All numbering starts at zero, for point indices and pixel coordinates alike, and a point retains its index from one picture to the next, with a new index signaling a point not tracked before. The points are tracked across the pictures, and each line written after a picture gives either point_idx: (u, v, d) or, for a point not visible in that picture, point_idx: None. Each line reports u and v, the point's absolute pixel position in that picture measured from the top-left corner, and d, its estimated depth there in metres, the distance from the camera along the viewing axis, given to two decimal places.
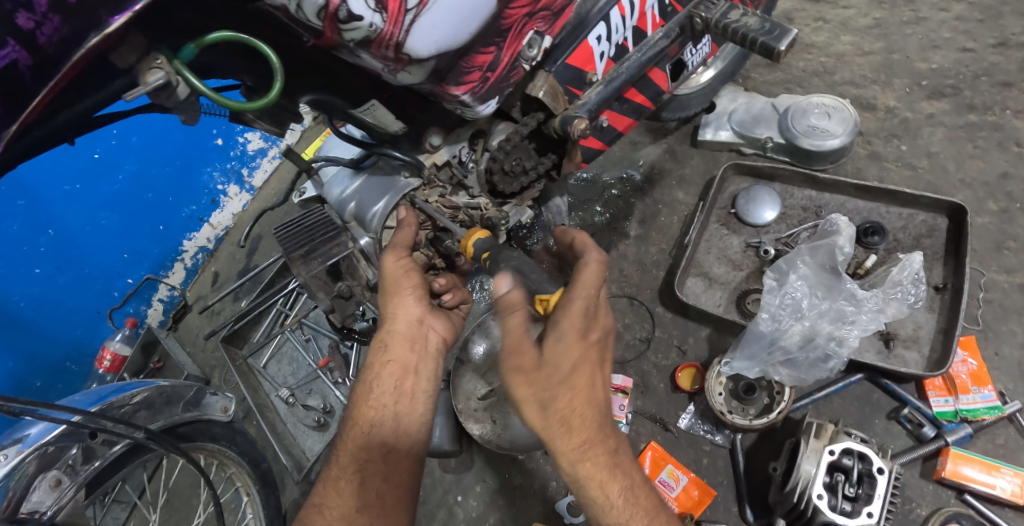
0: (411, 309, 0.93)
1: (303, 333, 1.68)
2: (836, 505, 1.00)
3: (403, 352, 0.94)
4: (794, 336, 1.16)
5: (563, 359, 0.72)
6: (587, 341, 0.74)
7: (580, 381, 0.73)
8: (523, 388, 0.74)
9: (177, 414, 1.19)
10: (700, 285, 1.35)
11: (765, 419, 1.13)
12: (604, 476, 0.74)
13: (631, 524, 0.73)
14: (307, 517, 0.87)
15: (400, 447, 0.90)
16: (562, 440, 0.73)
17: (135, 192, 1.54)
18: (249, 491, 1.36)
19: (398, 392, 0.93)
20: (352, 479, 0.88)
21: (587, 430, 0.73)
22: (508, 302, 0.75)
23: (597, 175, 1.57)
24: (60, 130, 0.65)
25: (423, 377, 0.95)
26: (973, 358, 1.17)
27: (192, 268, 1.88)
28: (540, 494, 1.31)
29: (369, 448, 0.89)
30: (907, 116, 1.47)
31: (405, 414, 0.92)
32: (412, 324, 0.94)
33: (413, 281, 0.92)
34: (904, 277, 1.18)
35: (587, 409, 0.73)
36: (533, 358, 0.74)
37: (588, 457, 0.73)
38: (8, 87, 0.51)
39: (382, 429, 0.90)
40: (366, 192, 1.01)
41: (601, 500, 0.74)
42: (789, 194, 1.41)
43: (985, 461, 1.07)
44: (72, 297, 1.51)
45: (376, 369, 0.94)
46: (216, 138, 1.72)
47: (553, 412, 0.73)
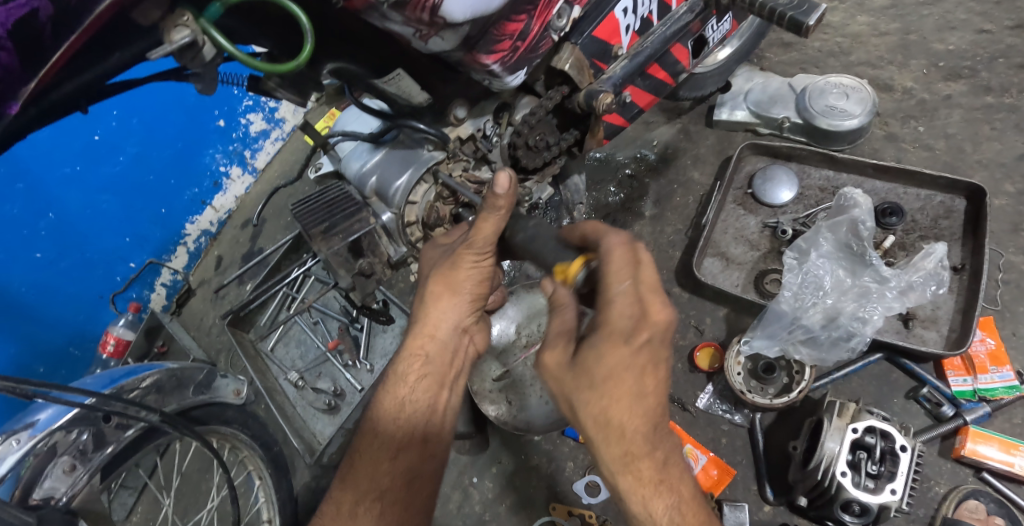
0: (459, 316, 0.87)
1: (310, 316, 1.66)
2: (859, 482, 1.00)
3: (440, 365, 0.87)
4: (815, 316, 1.15)
5: (599, 363, 0.67)
6: (631, 347, 0.66)
7: (620, 389, 0.66)
8: (557, 386, 0.73)
9: (188, 397, 1.16)
10: (717, 266, 1.34)
11: (785, 398, 1.13)
12: (647, 491, 0.68)
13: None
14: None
15: (425, 472, 0.83)
16: (602, 448, 0.68)
17: (137, 174, 1.51)
18: (261, 474, 1.35)
19: (430, 411, 0.85)
20: (373, 508, 0.79)
21: (630, 443, 0.67)
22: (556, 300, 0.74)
23: (611, 154, 1.55)
24: (69, 100, 0.60)
25: (454, 392, 0.88)
26: (992, 337, 1.17)
27: (195, 251, 1.85)
28: (556, 476, 1.31)
29: (392, 475, 0.81)
30: (924, 98, 1.46)
31: (435, 434, 0.85)
32: (456, 332, 0.87)
33: (478, 289, 0.85)
34: (927, 263, 1.16)
35: (629, 420, 0.66)
36: (565, 355, 0.72)
37: (631, 469, 0.68)
38: (28, 40, 0.46)
39: (409, 454, 0.82)
40: (387, 166, 0.99)
41: (643, 516, 0.68)
42: (806, 174, 1.40)
43: (1003, 439, 1.08)
44: (74, 281, 1.48)
45: (408, 382, 0.85)
46: (218, 119, 1.68)
47: (589, 418, 0.68)
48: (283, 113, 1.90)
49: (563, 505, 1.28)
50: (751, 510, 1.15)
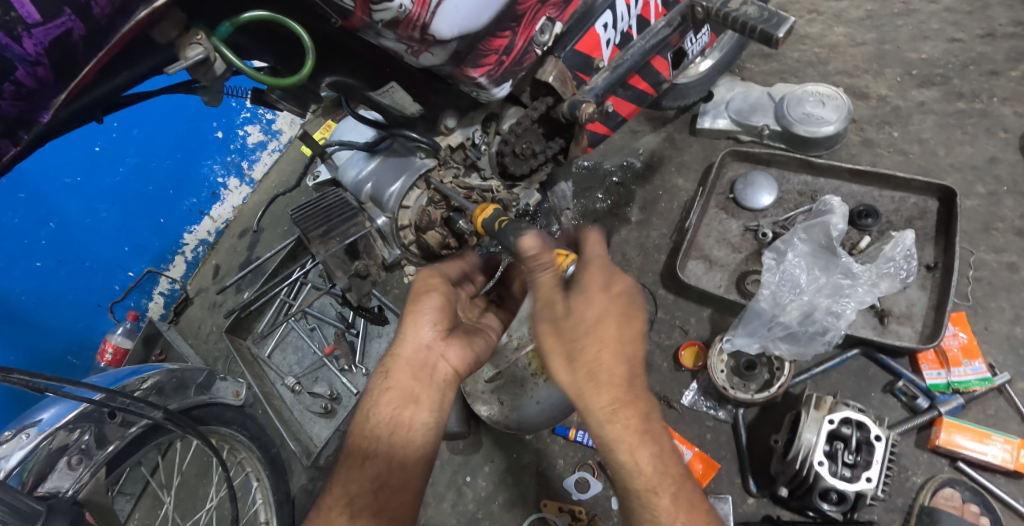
0: (422, 332, 0.89)
1: (307, 322, 1.72)
2: (836, 472, 1.05)
3: (405, 379, 0.87)
4: (793, 313, 1.20)
5: (589, 309, 0.76)
6: (609, 295, 0.77)
7: (608, 333, 0.75)
8: (553, 341, 0.78)
9: (190, 397, 1.21)
10: (701, 268, 1.39)
11: (766, 393, 1.17)
12: (635, 439, 0.74)
13: (657, 490, 0.73)
14: None
15: (394, 481, 0.82)
16: (592, 396, 0.75)
17: (136, 185, 1.57)
18: (259, 476, 1.39)
19: (394, 424, 0.85)
20: (344, 513, 0.79)
21: (618, 389, 0.75)
22: (534, 258, 0.79)
23: (598, 163, 1.62)
24: (87, 109, 0.65)
25: (424, 408, 0.86)
26: (964, 332, 1.21)
27: (193, 261, 1.90)
28: (547, 473, 1.34)
29: (361, 482, 0.81)
30: (898, 104, 1.52)
31: (400, 447, 0.83)
32: (421, 349, 0.88)
33: (435, 302, 0.90)
34: (895, 253, 1.22)
35: (615, 364, 0.75)
36: (562, 310, 0.77)
37: (618, 418, 0.74)
38: (61, 56, 0.51)
39: (376, 461, 0.83)
40: (382, 173, 1.04)
41: (629, 464, 0.74)
42: (786, 179, 1.45)
43: (976, 429, 1.12)
44: (74, 289, 1.53)
45: (375, 395, 0.87)
46: (217, 131, 1.74)
47: (582, 366, 0.75)
48: (279, 125, 1.96)
49: (554, 502, 1.31)
50: (735, 502, 1.19)
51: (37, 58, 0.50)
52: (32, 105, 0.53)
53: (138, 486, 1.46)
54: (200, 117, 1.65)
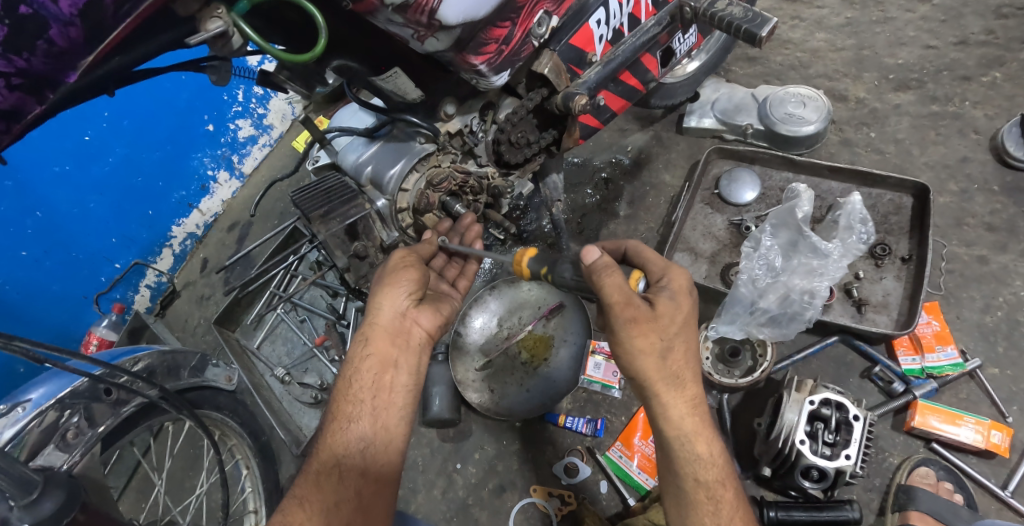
0: (399, 301, 0.94)
1: (297, 314, 1.74)
2: (816, 450, 1.08)
3: (384, 346, 0.93)
4: (771, 297, 1.23)
5: (678, 313, 0.86)
6: (693, 306, 0.89)
7: (688, 339, 0.88)
8: (641, 341, 0.85)
9: (183, 380, 1.22)
10: (687, 259, 1.44)
11: (750, 378, 1.21)
12: (703, 433, 0.88)
13: (723, 481, 0.87)
14: (286, 508, 0.83)
15: (379, 442, 0.88)
16: (672, 394, 0.88)
17: (126, 177, 1.59)
18: (249, 464, 1.40)
19: (375, 387, 0.91)
20: (331, 476, 0.84)
21: (694, 388, 0.89)
22: (603, 263, 0.84)
23: (588, 159, 1.66)
24: (100, 83, 0.67)
25: (403, 371, 0.93)
26: (937, 320, 1.27)
27: (181, 254, 1.91)
28: (536, 460, 1.35)
29: (347, 445, 0.87)
30: (876, 107, 1.59)
31: (382, 410, 0.90)
32: (397, 318, 0.94)
33: (412, 275, 0.96)
34: (851, 223, 1.28)
35: (688, 365, 0.89)
36: (647, 310, 0.85)
37: (696, 412, 0.88)
38: (93, 19, 0.55)
39: (359, 425, 0.88)
40: (382, 157, 1.07)
41: (703, 454, 0.87)
42: (769, 176, 1.51)
43: (949, 411, 1.17)
44: (60, 280, 1.53)
45: (355, 363, 0.92)
46: (208, 124, 1.76)
47: (671, 366, 0.87)
48: (270, 119, 1.99)
49: (544, 488, 1.32)
50: None
51: (71, 19, 0.53)
52: (62, 65, 0.56)
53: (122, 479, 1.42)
54: (189, 110, 1.67)
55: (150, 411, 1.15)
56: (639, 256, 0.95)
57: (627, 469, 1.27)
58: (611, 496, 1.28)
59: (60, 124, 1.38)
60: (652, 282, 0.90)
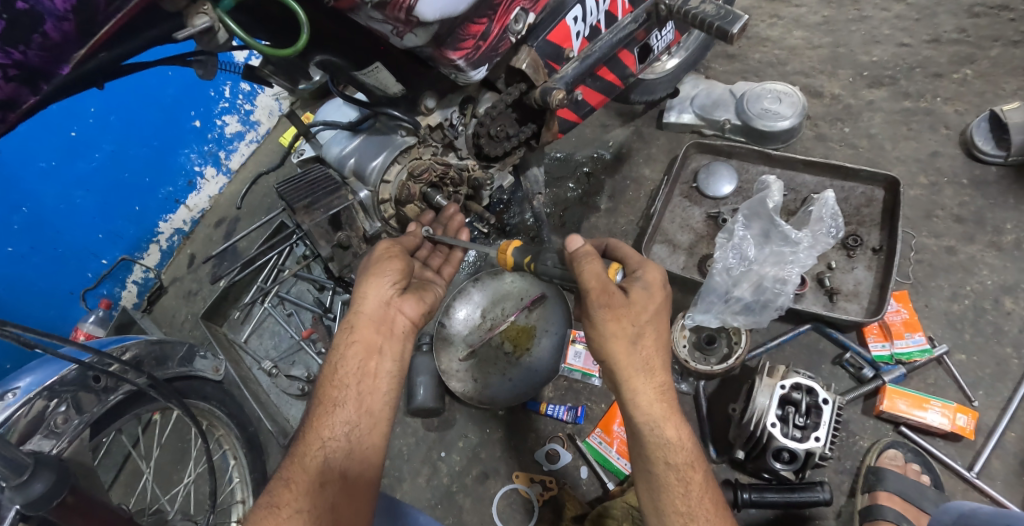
0: (383, 290, 0.96)
1: (284, 308, 1.77)
2: (787, 432, 1.11)
3: (369, 333, 0.95)
4: (744, 286, 1.27)
5: (650, 303, 0.91)
6: (665, 297, 0.93)
7: (658, 326, 0.92)
8: (613, 326, 0.89)
9: (171, 369, 1.25)
10: (665, 251, 1.47)
11: (724, 364, 1.25)
12: (673, 418, 0.91)
13: (693, 466, 0.89)
14: (273, 489, 0.85)
15: (364, 424, 0.90)
16: (643, 380, 0.91)
17: (113, 174, 1.61)
18: (236, 454, 1.42)
19: (361, 373, 0.92)
20: (318, 456, 0.86)
21: (663, 375, 0.92)
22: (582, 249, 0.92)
23: (570, 154, 1.69)
24: (90, 77, 0.69)
25: (388, 357, 0.95)
26: (906, 308, 1.31)
27: (168, 250, 1.93)
28: (518, 448, 1.38)
29: (334, 427, 0.88)
30: (850, 103, 1.63)
31: (368, 394, 0.92)
32: (381, 307, 0.96)
33: (396, 266, 0.98)
34: (824, 214, 1.31)
35: (658, 354, 0.92)
36: (621, 298, 0.89)
37: (664, 398, 0.92)
38: (85, 15, 0.58)
39: (345, 409, 0.90)
40: (364, 150, 1.10)
41: (672, 440, 0.89)
42: (745, 170, 1.55)
43: (916, 396, 1.21)
44: (47, 276, 1.55)
45: (341, 349, 0.94)
46: (195, 120, 1.78)
47: (642, 352, 0.91)
48: (257, 116, 2.02)
49: (526, 475, 1.34)
50: None
51: (64, 14, 0.57)
52: (55, 57, 0.59)
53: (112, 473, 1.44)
54: (176, 107, 1.69)
55: (137, 400, 1.18)
56: (619, 250, 1.01)
57: (606, 454, 1.30)
58: (592, 481, 1.31)
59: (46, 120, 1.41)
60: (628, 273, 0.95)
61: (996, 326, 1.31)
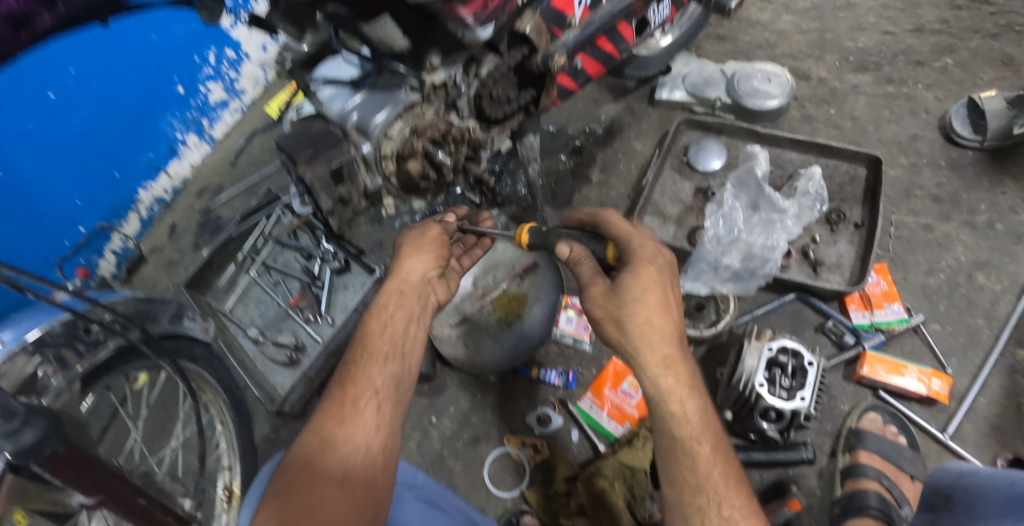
0: (425, 267, 1.02)
1: (270, 277, 1.68)
2: (774, 393, 1.15)
3: (410, 302, 0.98)
4: (734, 254, 1.31)
5: (637, 282, 0.93)
6: (654, 268, 0.95)
7: (653, 297, 0.93)
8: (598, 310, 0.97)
9: (162, 326, 1.21)
10: (656, 222, 1.50)
11: (713, 328, 1.27)
12: (681, 391, 0.89)
13: (699, 439, 0.87)
14: (324, 428, 0.83)
15: (407, 381, 0.91)
16: (645, 354, 0.91)
17: (95, 138, 1.57)
18: (223, 419, 1.38)
19: (406, 335, 0.95)
20: (371, 403, 0.86)
21: (667, 347, 0.91)
22: (575, 252, 1.02)
23: (563, 127, 1.71)
24: (95, 8, 0.66)
25: (424, 327, 0.98)
26: (885, 279, 1.36)
27: (147, 219, 1.88)
28: (509, 412, 1.39)
29: (383, 377, 0.88)
30: (835, 86, 1.68)
31: (410, 357, 0.93)
32: (424, 282, 1.01)
33: (439, 249, 1.05)
34: (809, 187, 1.42)
35: (662, 325, 0.92)
36: (605, 285, 0.97)
37: (670, 371, 0.90)
38: None
39: (392, 363, 0.90)
40: (367, 105, 1.07)
41: (677, 412, 0.88)
42: (734, 147, 1.58)
43: (894, 362, 1.26)
44: (24, 244, 1.48)
45: (388, 311, 0.96)
46: (177, 85, 1.73)
47: (635, 326, 0.92)
48: (242, 84, 1.98)
49: (518, 438, 1.36)
50: None
51: None
52: None
53: None
54: (159, 70, 1.65)
55: (126, 355, 1.14)
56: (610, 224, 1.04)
57: (598, 418, 1.31)
58: (582, 444, 1.33)
59: (26, 82, 1.33)
60: (622, 251, 0.99)
61: (969, 299, 1.37)
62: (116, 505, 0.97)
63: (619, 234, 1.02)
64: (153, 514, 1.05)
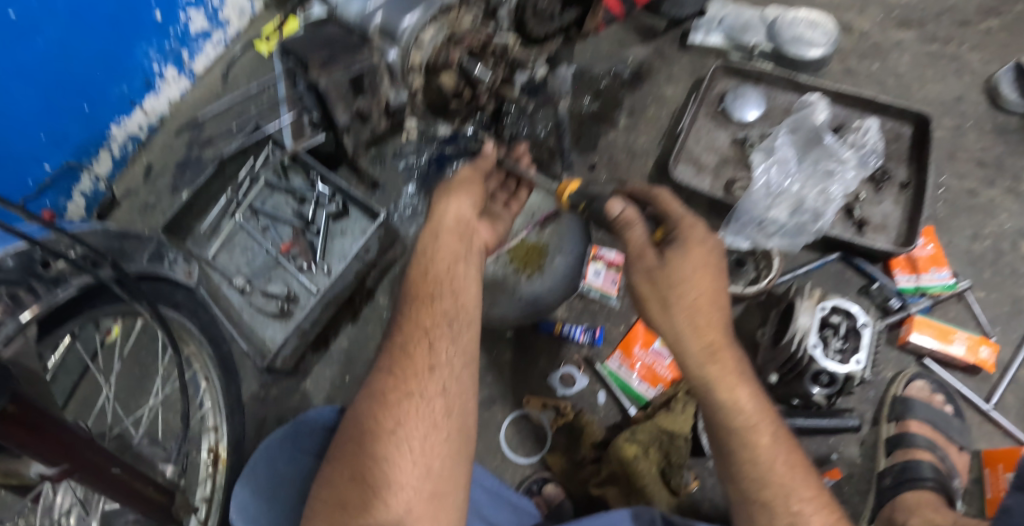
0: (465, 208, 0.89)
1: (258, 222, 1.44)
2: (828, 355, 1.06)
3: (452, 242, 0.86)
4: (783, 206, 1.22)
5: (685, 263, 0.83)
6: (706, 249, 0.85)
7: (703, 281, 0.82)
8: (647, 289, 0.85)
9: (139, 264, 0.99)
10: (690, 171, 1.40)
11: (757, 287, 1.17)
12: (733, 379, 0.77)
13: (756, 428, 0.75)
14: (376, 380, 0.78)
15: (462, 318, 0.80)
16: (689, 339, 0.80)
17: (63, 60, 1.26)
18: (206, 375, 1.17)
19: (450, 270, 0.83)
20: (422, 343, 0.78)
21: (715, 332, 0.80)
22: (627, 218, 0.88)
23: (587, 68, 1.56)
24: None
25: (473, 266, 0.86)
26: (933, 243, 1.27)
27: (120, 159, 1.58)
28: (529, 371, 1.27)
29: (434, 316, 0.79)
30: (878, 41, 1.58)
31: (462, 294, 0.82)
32: (462, 220, 0.88)
33: (476, 187, 0.92)
34: (867, 139, 1.31)
35: (712, 310, 0.81)
36: (656, 260, 0.85)
37: (716, 359, 0.78)
38: None
39: (442, 301, 0.80)
40: (391, 5, 0.90)
41: (728, 403, 0.76)
42: (773, 97, 1.46)
43: (942, 327, 1.18)
44: None
45: (428, 254, 0.85)
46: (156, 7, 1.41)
47: (681, 310, 0.81)
48: (226, 13, 1.65)
49: (539, 399, 1.24)
50: None
51: None
52: None
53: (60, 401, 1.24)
54: None
55: (95, 295, 0.91)
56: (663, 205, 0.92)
57: (628, 379, 1.22)
58: (610, 407, 1.23)
59: None
60: (671, 231, 0.89)
61: (1013, 268, 1.31)
62: (85, 477, 0.76)
63: (666, 212, 0.92)
64: (133, 485, 0.84)
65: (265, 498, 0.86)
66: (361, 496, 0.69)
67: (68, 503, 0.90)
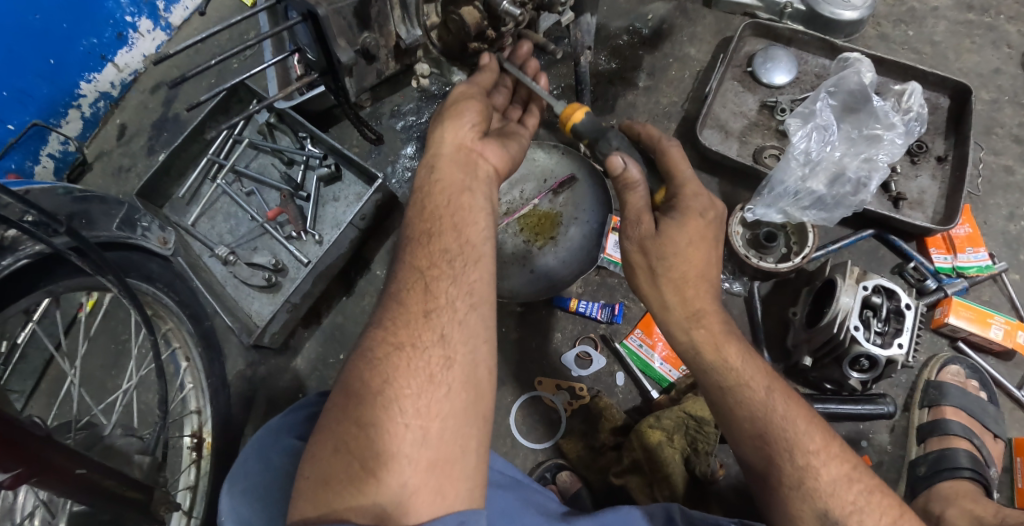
0: (462, 132, 0.77)
1: (242, 186, 1.31)
2: (869, 338, 0.98)
3: (454, 174, 0.74)
4: (820, 176, 1.12)
5: (682, 234, 0.74)
6: (705, 222, 0.75)
7: (696, 254, 0.74)
8: (638, 258, 0.78)
9: (109, 231, 0.87)
10: (716, 137, 1.30)
11: (790, 264, 1.11)
12: (720, 339, 0.74)
13: (749, 384, 0.71)
14: (369, 335, 0.66)
15: (467, 256, 0.69)
16: (672, 310, 0.76)
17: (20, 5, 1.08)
18: (187, 355, 1.04)
19: (453, 209, 0.71)
20: (418, 289, 0.67)
21: (705, 300, 0.75)
22: (627, 178, 0.77)
23: (604, 23, 1.44)
24: None
25: (480, 195, 0.74)
26: (969, 223, 1.20)
27: (93, 118, 1.38)
28: (540, 349, 1.18)
29: (430, 254, 0.69)
30: (914, 6, 1.48)
31: (466, 227, 0.71)
32: (463, 148, 0.76)
33: (476, 108, 0.78)
34: (913, 104, 1.21)
35: (700, 283, 0.75)
36: (652, 228, 0.75)
37: (702, 323, 0.75)
38: None
39: (442, 239, 0.70)
40: None
41: (717, 363, 0.73)
42: (803, 60, 1.37)
43: (980, 311, 1.11)
44: None
45: (424, 194, 0.74)
46: None
47: (668, 281, 0.76)
48: None
49: (551, 379, 1.16)
50: None
51: None
52: None
53: (29, 381, 1.11)
54: None
55: (54, 269, 0.77)
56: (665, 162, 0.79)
57: (648, 359, 1.14)
58: (628, 388, 1.15)
59: None
60: (670, 196, 0.77)
61: None
62: (46, 479, 0.65)
63: (672, 170, 0.79)
64: (103, 485, 0.73)
65: (257, 498, 0.70)
66: (347, 469, 0.56)
67: (31, 504, 0.85)
